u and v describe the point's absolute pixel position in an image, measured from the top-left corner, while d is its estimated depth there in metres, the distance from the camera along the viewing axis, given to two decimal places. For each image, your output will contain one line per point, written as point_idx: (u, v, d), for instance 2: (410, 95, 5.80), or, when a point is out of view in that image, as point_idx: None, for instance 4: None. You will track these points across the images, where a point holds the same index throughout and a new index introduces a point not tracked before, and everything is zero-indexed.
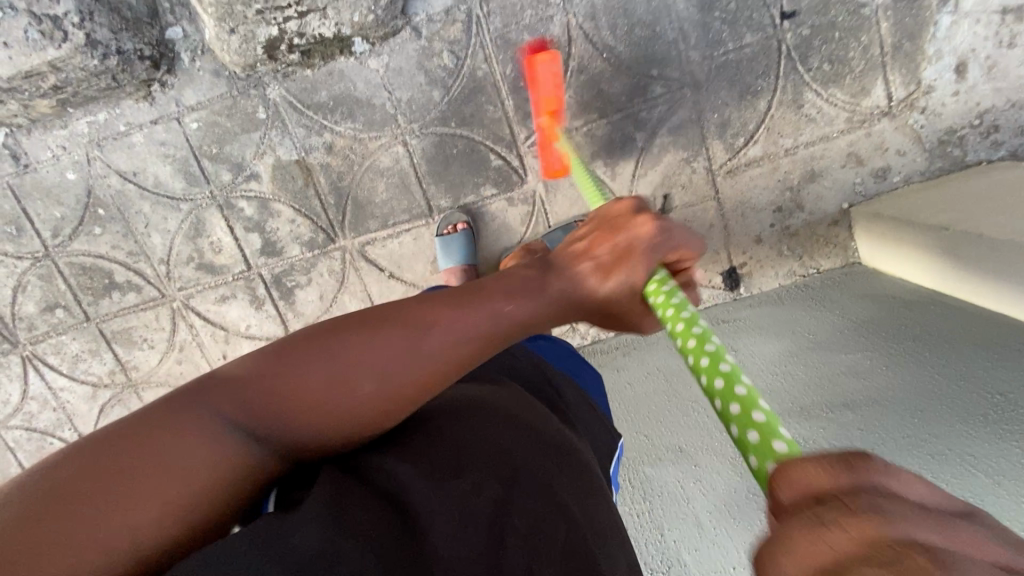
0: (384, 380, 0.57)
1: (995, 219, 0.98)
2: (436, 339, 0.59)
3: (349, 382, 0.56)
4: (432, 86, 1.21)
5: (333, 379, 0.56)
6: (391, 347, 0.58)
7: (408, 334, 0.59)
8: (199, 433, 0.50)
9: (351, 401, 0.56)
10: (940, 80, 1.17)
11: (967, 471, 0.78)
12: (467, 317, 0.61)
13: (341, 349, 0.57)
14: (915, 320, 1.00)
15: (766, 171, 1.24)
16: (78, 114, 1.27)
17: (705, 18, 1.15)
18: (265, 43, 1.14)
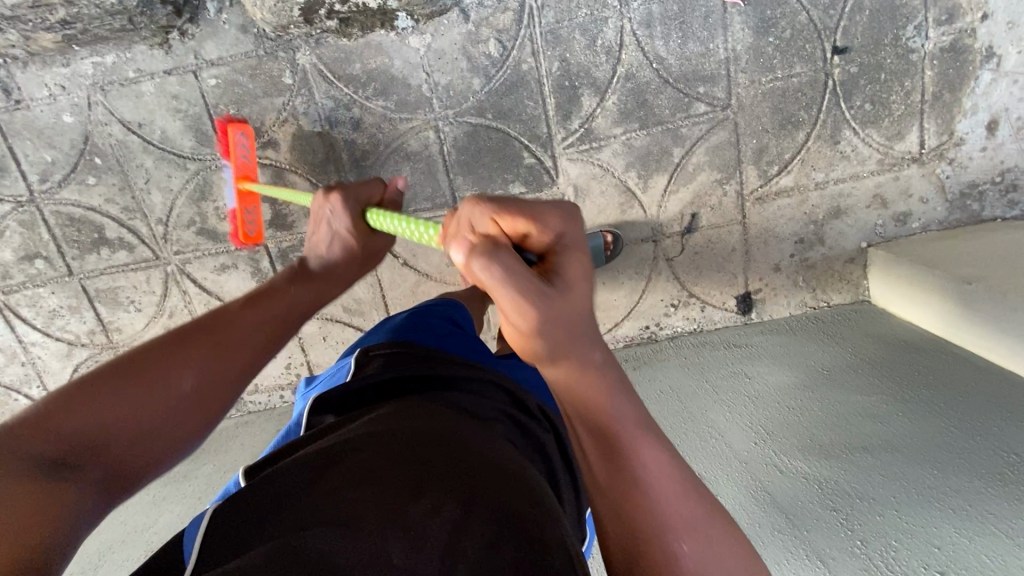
0: (199, 388, 0.70)
1: (988, 273, 1.05)
2: (186, 362, 0.70)
3: (159, 399, 0.67)
4: (474, 74, 1.16)
5: (116, 411, 0.64)
6: (183, 367, 0.69)
7: (189, 345, 0.71)
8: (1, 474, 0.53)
9: (160, 421, 0.66)
10: (972, 134, 1.19)
11: (991, 530, 0.88)
12: (249, 321, 0.77)
13: (87, 400, 0.63)
14: (932, 370, 1.08)
15: (793, 203, 1.24)
16: (83, 53, 1.17)
17: (759, 43, 1.13)
18: (304, 6, 1.06)
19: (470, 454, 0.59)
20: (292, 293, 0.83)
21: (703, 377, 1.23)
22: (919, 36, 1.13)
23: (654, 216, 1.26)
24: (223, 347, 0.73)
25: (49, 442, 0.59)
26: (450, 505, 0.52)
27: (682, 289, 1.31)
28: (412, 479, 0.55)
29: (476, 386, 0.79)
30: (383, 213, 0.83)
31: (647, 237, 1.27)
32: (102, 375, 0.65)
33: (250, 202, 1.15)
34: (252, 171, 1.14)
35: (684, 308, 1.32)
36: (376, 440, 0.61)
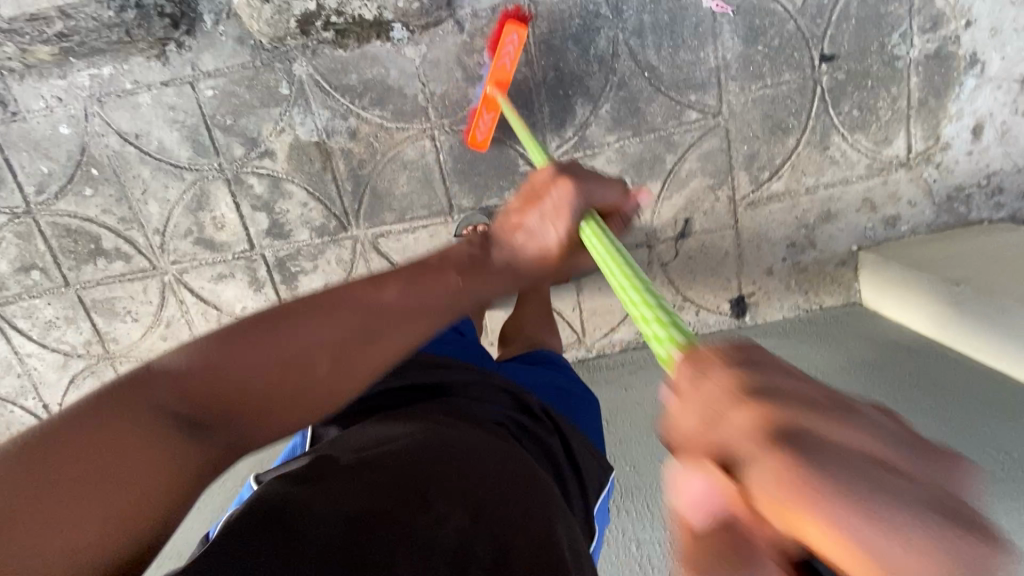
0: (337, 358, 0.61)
1: (999, 280, 1.04)
2: (334, 327, 0.62)
3: (302, 361, 0.59)
4: (469, 83, 1.17)
5: (258, 369, 0.58)
6: (325, 333, 0.61)
7: (338, 309, 0.63)
8: (141, 425, 0.50)
9: (298, 387, 0.59)
10: (957, 139, 1.22)
11: None
12: (418, 292, 0.67)
13: (239, 348, 0.58)
14: (921, 373, 1.16)
15: (785, 207, 1.26)
16: (79, 65, 1.17)
17: (748, 51, 1.15)
18: (300, 17, 1.08)
19: (475, 467, 0.62)
20: (458, 285, 0.70)
21: None
22: (904, 43, 1.15)
23: (648, 222, 1.27)
24: (368, 317, 0.64)
25: (176, 396, 0.54)
26: (457, 517, 0.56)
27: (677, 293, 1.32)
28: (416, 487, 0.57)
29: (475, 389, 0.82)
30: (600, 230, 0.72)
31: (641, 242, 1.29)
32: (257, 321, 0.60)
33: (490, 108, 1.13)
34: (497, 94, 1.12)
35: (679, 312, 1.34)
36: (393, 445, 0.62)
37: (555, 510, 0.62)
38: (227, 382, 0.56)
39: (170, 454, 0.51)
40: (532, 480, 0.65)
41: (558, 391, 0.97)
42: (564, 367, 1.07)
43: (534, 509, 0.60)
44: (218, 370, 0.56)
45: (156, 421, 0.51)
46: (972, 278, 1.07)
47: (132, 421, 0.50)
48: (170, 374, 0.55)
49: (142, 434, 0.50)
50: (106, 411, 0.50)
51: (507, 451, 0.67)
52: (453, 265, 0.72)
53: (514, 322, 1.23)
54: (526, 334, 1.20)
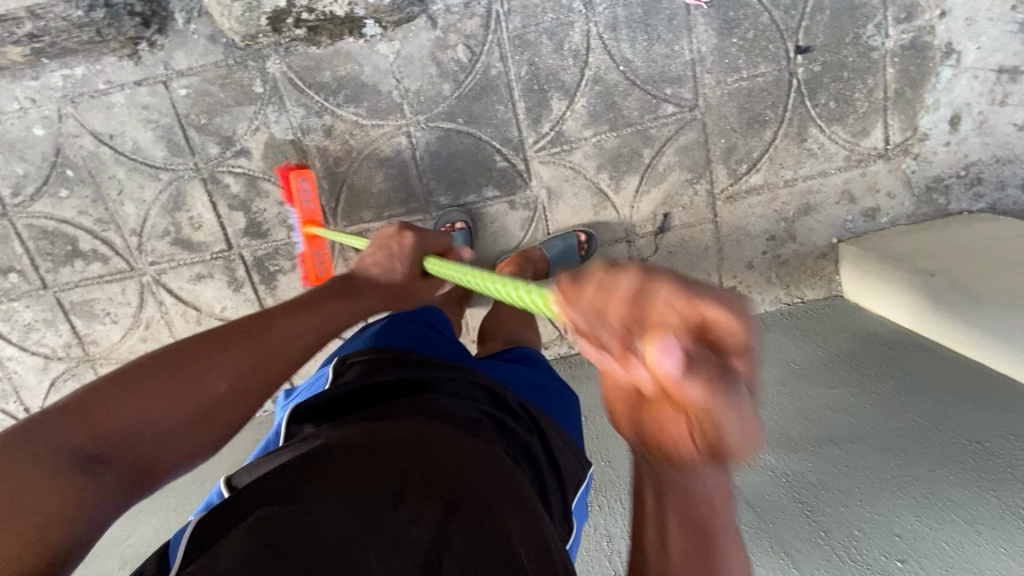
0: (252, 383, 0.66)
1: (982, 273, 1.00)
2: (242, 353, 0.65)
3: (211, 387, 0.63)
4: (443, 79, 1.17)
5: (182, 399, 0.61)
6: (239, 363, 0.65)
7: (241, 339, 0.67)
8: (54, 459, 0.52)
9: (211, 407, 0.63)
10: (935, 130, 1.21)
11: (950, 516, 0.90)
12: (317, 316, 0.73)
13: (148, 381, 0.60)
14: (903, 362, 1.10)
15: (764, 200, 1.26)
16: (52, 66, 1.17)
17: (723, 44, 1.15)
18: (271, 14, 1.08)
19: (447, 465, 0.59)
20: (340, 309, 0.76)
21: None
22: (879, 34, 1.15)
23: (627, 217, 1.27)
24: (276, 345, 0.68)
25: (86, 428, 0.55)
26: (428, 515, 0.53)
27: None
28: (391, 489, 0.55)
29: (453, 382, 0.78)
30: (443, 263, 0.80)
31: (620, 237, 1.28)
32: (161, 358, 0.62)
33: (316, 244, 1.21)
34: (316, 216, 1.21)
35: None
36: (375, 448, 0.60)
37: (529, 513, 0.58)
38: (133, 415, 0.58)
39: (84, 486, 0.53)
40: (510, 482, 0.61)
41: (536, 389, 0.94)
42: (542, 366, 1.04)
43: (509, 512, 0.57)
44: (141, 410, 0.59)
45: (71, 457, 0.53)
46: (955, 271, 1.03)
47: (48, 454, 0.52)
48: (83, 406, 0.56)
49: (59, 466, 0.52)
50: (20, 446, 0.51)
51: (485, 449, 0.64)
52: (331, 287, 0.79)
53: (495, 317, 1.23)
54: (505, 330, 1.20)
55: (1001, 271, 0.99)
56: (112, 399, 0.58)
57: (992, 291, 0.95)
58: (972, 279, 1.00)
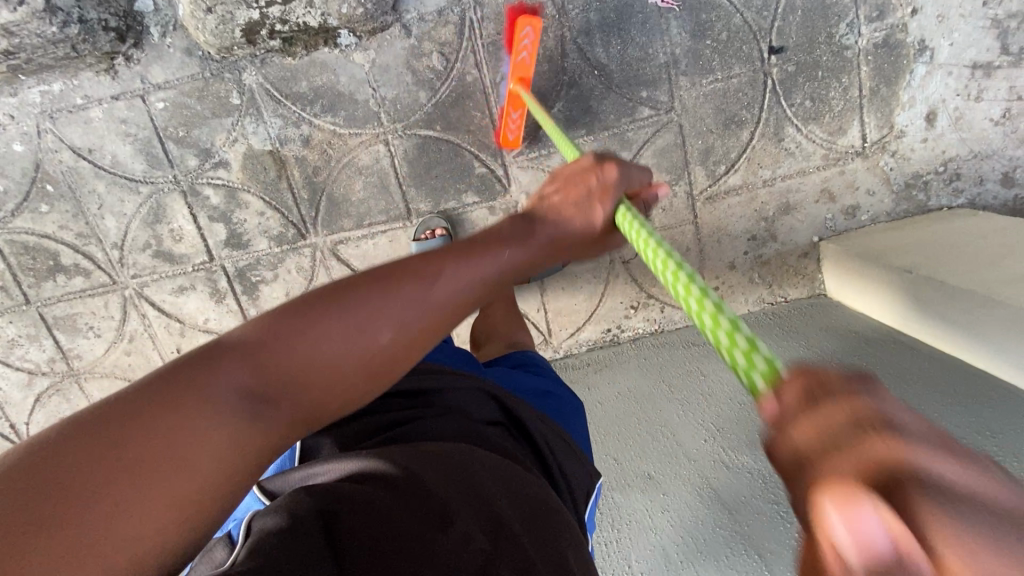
0: (411, 333, 0.51)
1: (960, 268, 1.00)
2: (449, 278, 0.54)
3: (357, 347, 0.49)
4: (419, 87, 1.17)
5: (343, 341, 0.48)
6: (397, 306, 0.51)
7: (386, 296, 0.51)
8: (219, 397, 0.42)
9: (370, 362, 0.49)
10: (912, 126, 1.21)
11: None
12: (520, 255, 0.60)
13: (303, 320, 0.48)
14: (880, 360, 1.10)
15: (743, 201, 1.26)
16: (30, 83, 1.17)
17: (697, 46, 1.15)
18: (244, 27, 1.08)
19: (479, 487, 0.59)
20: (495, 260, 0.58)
21: (658, 377, 1.24)
22: (852, 33, 1.15)
23: None
24: (425, 304, 0.52)
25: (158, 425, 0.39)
26: (476, 537, 0.53)
27: (641, 291, 1.32)
28: (439, 507, 0.54)
29: (467, 397, 0.78)
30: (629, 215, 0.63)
31: None
32: (334, 287, 0.51)
33: (517, 104, 1.12)
34: (527, 71, 1.10)
35: (643, 310, 1.32)
36: (437, 463, 0.60)
37: (559, 521, 0.62)
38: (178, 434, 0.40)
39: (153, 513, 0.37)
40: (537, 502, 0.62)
41: (546, 396, 0.95)
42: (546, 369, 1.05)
43: (539, 537, 0.57)
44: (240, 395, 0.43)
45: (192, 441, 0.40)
46: (933, 266, 1.03)
47: (156, 407, 0.40)
48: (241, 348, 0.45)
49: (191, 426, 0.40)
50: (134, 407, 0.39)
51: (510, 467, 0.65)
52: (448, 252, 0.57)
53: (487, 323, 1.21)
54: (499, 334, 1.19)
55: (982, 268, 0.98)
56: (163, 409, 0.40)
57: (968, 284, 0.95)
58: (949, 274, 0.99)
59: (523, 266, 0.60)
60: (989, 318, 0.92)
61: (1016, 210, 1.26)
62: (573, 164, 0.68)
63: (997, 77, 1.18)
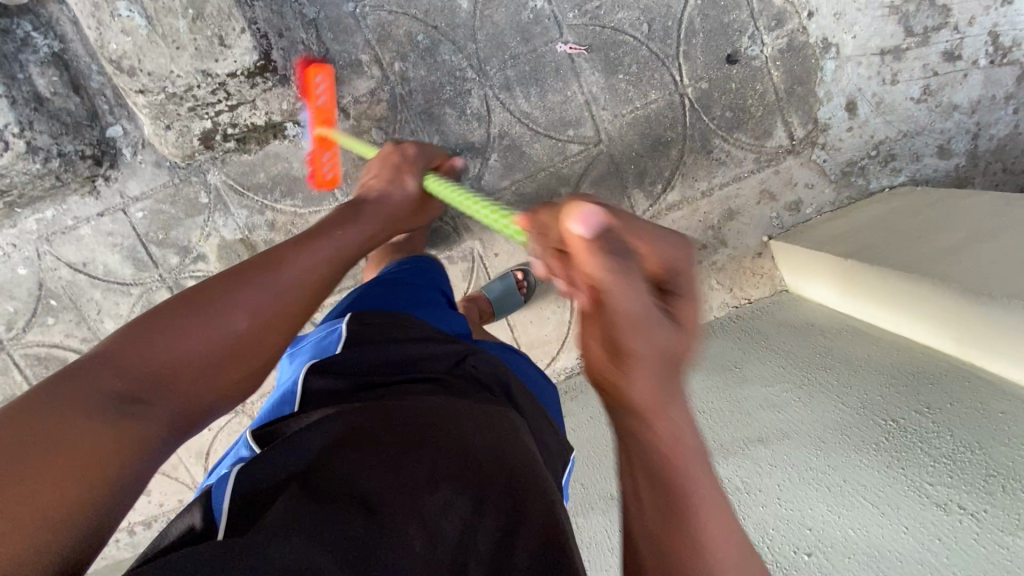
0: (263, 320, 0.70)
1: (894, 250, 1.02)
2: (250, 297, 0.70)
3: (209, 339, 0.66)
4: (365, 161, 1.27)
5: (201, 339, 0.65)
6: (246, 302, 0.69)
7: (218, 301, 0.68)
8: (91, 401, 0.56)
9: (234, 344, 0.67)
10: (834, 118, 1.25)
11: (871, 506, 0.74)
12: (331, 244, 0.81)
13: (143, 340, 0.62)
14: (819, 344, 1.07)
15: (686, 214, 1.31)
16: (26, 213, 1.31)
17: (611, 82, 1.23)
18: (201, 135, 1.19)
19: (459, 442, 0.62)
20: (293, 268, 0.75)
21: None
22: (755, 44, 1.21)
23: None
24: (282, 287, 0.73)
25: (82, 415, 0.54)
26: (456, 505, 0.55)
27: None
28: (426, 473, 0.57)
29: (453, 372, 0.79)
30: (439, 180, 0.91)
31: None
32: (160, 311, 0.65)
33: (325, 145, 1.21)
34: (330, 114, 1.19)
35: None
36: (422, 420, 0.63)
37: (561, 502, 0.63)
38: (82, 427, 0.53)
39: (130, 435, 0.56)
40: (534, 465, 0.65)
41: (532, 378, 0.98)
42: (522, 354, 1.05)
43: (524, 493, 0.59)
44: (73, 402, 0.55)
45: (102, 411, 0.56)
46: (870, 252, 1.05)
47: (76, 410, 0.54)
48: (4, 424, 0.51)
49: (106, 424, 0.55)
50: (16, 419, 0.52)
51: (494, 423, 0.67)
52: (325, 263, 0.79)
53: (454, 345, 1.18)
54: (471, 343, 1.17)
55: (915, 247, 0.99)
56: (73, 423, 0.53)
57: (899, 266, 0.96)
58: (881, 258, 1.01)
59: (358, 239, 0.85)
60: (921, 296, 0.91)
61: (960, 178, 1.28)
62: (385, 154, 0.99)
63: (907, 58, 1.22)
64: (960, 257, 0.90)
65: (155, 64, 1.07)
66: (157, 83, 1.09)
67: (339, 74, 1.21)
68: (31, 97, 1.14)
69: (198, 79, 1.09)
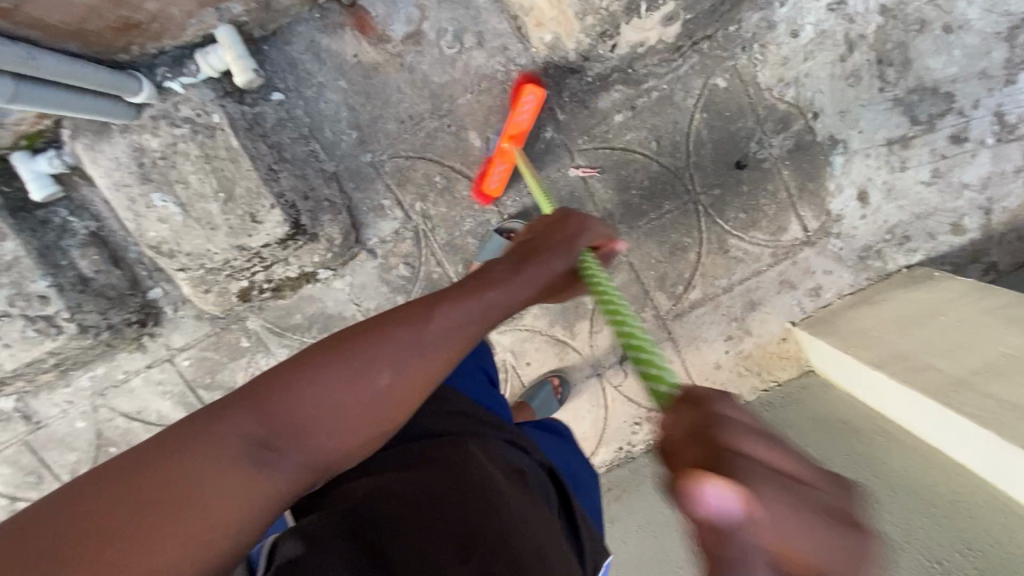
0: (400, 382, 0.57)
1: (935, 357, 1.04)
2: (396, 350, 0.58)
3: (363, 396, 0.56)
4: (395, 292, 1.31)
5: (352, 387, 0.56)
6: (394, 354, 0.58)
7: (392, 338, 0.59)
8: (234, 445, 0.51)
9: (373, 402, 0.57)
10: (847, 209, 1.28)
11: None
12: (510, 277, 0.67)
13: (276, 396, 0.54)
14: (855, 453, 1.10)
15: (710, 309, 1.34)
16: (79, 372, 1.37)
17: (625, 198, 1.26)
18: (239, 293, 1.24)
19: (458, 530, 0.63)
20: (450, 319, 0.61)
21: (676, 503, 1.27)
22: (763, 148, 1.24)
23: (590, 354, 1.39)
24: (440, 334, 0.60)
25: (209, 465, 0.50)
26: None
27: (639, 407, 1.41)
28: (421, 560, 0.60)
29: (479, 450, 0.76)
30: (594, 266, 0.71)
31: (590, 373, 1.39)
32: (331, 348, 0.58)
33: (504, 159, 1.16)
34: (519, 132, 1.14)
35: (648, 423, 1.41)
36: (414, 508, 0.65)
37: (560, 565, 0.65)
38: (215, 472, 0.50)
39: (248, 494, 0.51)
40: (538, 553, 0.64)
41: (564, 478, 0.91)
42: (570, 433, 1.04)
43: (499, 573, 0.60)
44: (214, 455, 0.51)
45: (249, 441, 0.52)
46: (909, 358, 1.07)
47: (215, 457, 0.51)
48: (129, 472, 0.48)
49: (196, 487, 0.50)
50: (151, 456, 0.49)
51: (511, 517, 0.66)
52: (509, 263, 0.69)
53: None
54: None
55: (955, 356, 1.02)
56: (203, 463, 0.50)
57: (948, 380, 0.99)
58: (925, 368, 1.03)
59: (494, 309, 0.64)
60: (951, 430, 0.94)
61: (976, 251, 1.30)
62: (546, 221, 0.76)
63: (915, 146, 1.24)
64: (1002, 381, 0.94)
65: (193, 245, 1.13)
66: (196, 260, 1.15)
67: (362, 218, 1.26)
68: (77, 280, 1.20)
69: (235, 253, 1.14)
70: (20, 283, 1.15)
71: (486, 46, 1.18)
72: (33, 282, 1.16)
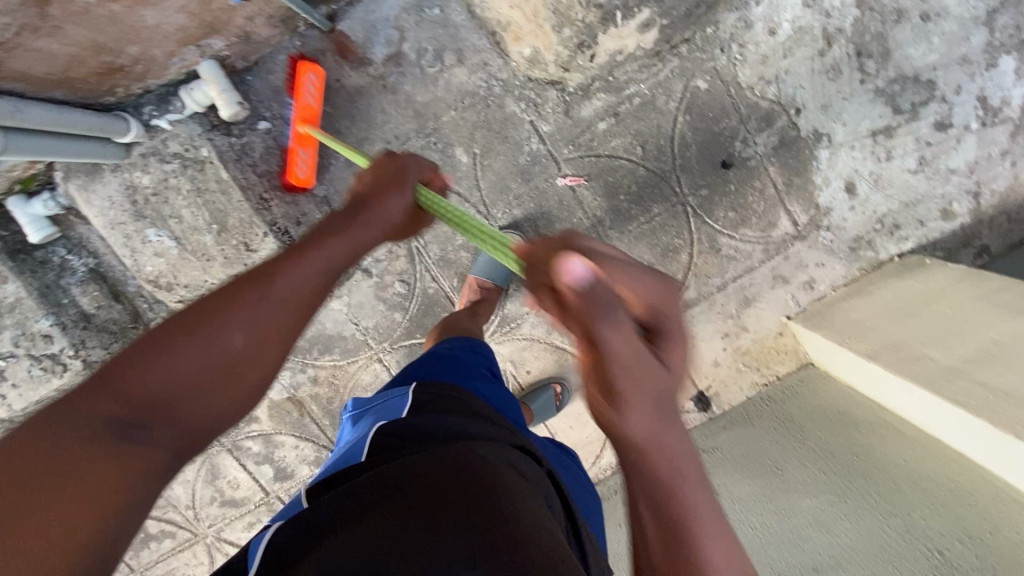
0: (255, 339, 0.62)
1: (929, 344, 1.05)
2: (237, 315, 0.62)
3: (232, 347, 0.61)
4: (392, 310, 1.33)
5: (202, 349, 0.59)
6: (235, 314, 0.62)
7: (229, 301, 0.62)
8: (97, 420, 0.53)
9: (238, 358, 0.61)
10: (835, 202, 1.28)
11: None
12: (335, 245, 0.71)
13: (141, 367, 0.56)
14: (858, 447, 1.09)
15: (705, 308, 1.35)
16: None
17: (614, 203, 1.27)
18: None
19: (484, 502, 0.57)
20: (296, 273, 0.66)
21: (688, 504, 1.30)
22: (748, 146, 1.25)
23: None
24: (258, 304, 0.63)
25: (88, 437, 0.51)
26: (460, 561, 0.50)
27: None
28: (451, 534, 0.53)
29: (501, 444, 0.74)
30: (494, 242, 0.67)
31: None
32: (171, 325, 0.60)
33: (305, 142, 1.10)
34: (313, 113, 1.09)
35: None
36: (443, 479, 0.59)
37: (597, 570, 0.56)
38: (95, 440, 0.52)
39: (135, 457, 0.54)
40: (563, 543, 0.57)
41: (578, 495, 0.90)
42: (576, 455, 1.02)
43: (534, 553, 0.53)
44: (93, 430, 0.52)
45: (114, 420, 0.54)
46: (904, 346, 1.08)
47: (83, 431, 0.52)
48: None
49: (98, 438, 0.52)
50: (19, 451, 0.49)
51: (522, 513, 0.57)
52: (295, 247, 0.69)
53: None
54: None
55: (948, 341, 1.03)
56: (73, 439, 0.51)
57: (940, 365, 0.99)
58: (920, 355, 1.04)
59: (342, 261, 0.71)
60: (947, 417, 0.95)
61: (967, 236, 1.30)
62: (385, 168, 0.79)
63: (899, 135, 1.25)
64: (993, 363, 0.95)
65: (190, 276, 1.14)
66: (194, 292, 1.16)
67: None
68: (79, 317, 1.22)
69: None
70: (24, 323, 1.18)
71: (467, 63, 1.19)
72: (36, 322, 1.18)
